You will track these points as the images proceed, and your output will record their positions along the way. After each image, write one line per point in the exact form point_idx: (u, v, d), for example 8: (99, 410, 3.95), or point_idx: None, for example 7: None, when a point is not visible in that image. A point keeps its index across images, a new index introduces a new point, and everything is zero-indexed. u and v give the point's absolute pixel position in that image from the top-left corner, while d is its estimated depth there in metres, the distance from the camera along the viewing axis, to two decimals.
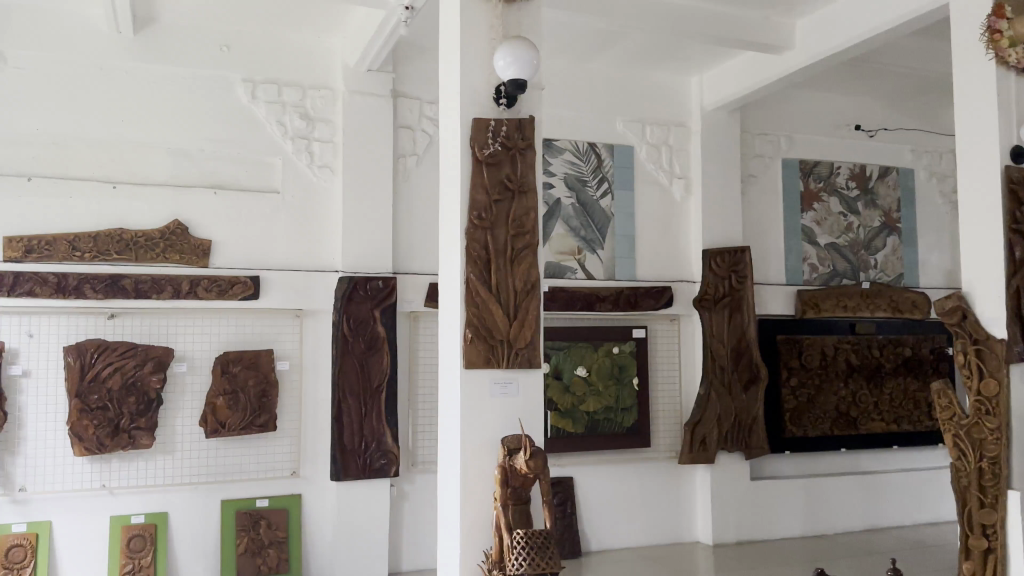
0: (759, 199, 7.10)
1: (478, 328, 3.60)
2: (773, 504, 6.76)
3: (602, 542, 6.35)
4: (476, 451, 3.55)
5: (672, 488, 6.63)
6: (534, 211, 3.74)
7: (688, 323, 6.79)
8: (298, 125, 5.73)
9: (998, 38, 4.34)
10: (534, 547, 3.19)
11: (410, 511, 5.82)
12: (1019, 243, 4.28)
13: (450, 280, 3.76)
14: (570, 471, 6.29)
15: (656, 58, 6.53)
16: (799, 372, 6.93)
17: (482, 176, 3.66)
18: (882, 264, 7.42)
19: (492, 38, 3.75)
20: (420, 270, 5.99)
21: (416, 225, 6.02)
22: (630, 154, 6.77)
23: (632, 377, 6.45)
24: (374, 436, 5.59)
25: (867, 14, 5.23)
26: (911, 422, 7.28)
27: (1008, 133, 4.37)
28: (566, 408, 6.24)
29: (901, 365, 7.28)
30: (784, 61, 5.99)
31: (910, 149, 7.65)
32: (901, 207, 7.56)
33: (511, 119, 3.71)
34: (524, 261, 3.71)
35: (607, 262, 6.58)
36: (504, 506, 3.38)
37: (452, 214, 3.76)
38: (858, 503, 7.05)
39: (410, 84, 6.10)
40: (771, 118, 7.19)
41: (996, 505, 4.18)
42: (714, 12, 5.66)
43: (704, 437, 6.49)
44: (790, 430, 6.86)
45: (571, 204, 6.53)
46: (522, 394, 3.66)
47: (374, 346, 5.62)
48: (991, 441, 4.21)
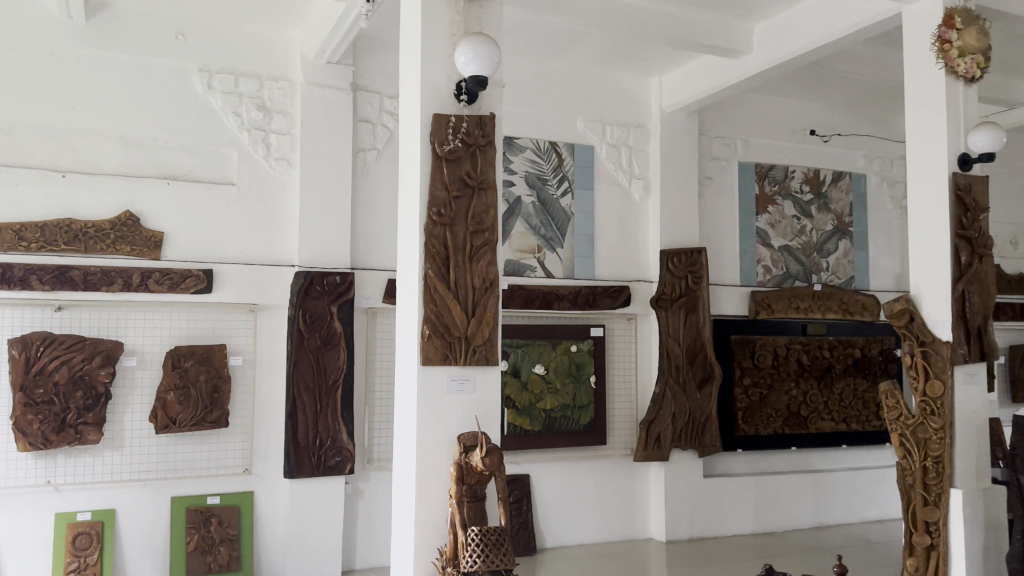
0: (716, 201, 7.20)
1: (435, 325, 3.58)
2: (725, 501, 6.86)
3: (556, 539, 6.37)
4: (432, 449, 3.54)
5: (627, 486, 6.69)
6: (494, 208, 3.74)
7: (646, 322, 6.84)
8: (255, 116, 5.63)
9: (947, 48, 4.46)
10: (488, 545, 3.18)
11: (364, 508, 5.78)
12: (964, 248, 4.41)
13: (407, 276, 3.73)
14: (527, 468, 6.29)
15: (618, 58, 6.57)
16: (752, 372, 7.05)
17: (442, 172, 3.64)
18: (834, 266, 7.58)
19: (453, 34, 3.74)
20: (379, 265, 5.95)
21: (375, 220, 5.97)
22: (591, 154, 6.80)
23: (589, 376, 6.50)
24: (329, 433, 5.54)
25: (823, 21, 5.33)
26: (860, 422, 7.45)
27: (955, 142, 4.50)
28: (523, 405, 6.25)
29: (851, 365, 7.44)
30: (742, 65, 6.08)
31: (862, 155, 7.83)
32: (853, 211, 7.73)
33: (471, 116, 3.71)
34: (483, 258, 3.70)
35: (566, 261, 6.60)
36: (459, 503, 3.37)
37: (411, 210, 3.73)
38: (808, 501, 7.19)
39: (371, 78, 6.06)
40: (729, 121, 7.29)
41: (939, 503, 4.30)
42: (676, 15, 5.71)
43: (658, 435, 6.58)
44: (742, 428, 6.97)
45: (532, 202, 6.54)
46: (478, 391, 3.66)
47: (330, 342, 5.56)
48: (935, 441, 4.32)
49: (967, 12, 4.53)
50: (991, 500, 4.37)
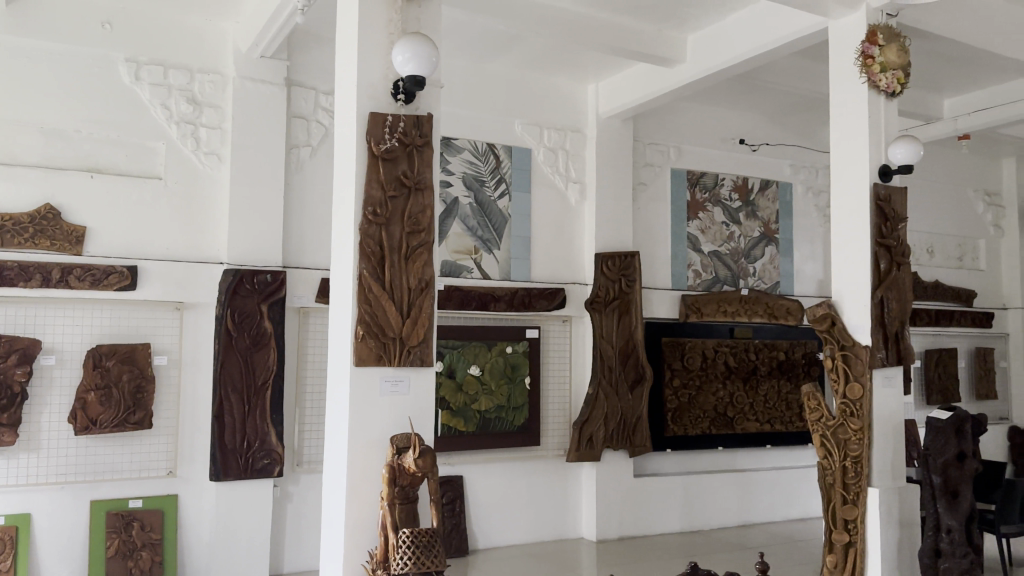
0: (650, 206, 7.32)
1: (369, 325, 3.55)
2: (654, 501, 6.98)
3: (489, 540, 6.37)
4: (363, 450, 3.50)
5: (559, 487, 6.74)
6: (430, 209, 3.72)
7: (580, 324, 6.91)
8: (184, 109, 5.48)
9: (871, 63, 4.64)
10: (419, 546, 3.17)
11: (293, 511, 5.68)
12: (883, 256, 4.59)
13: (341, 275, 3.68)
14: (460, 470, 6.28)
15: (556, 63, 6.62)
16: (682, 373, 7.20)
17: (378, 171, 3.61)
18: (760, 272, 7.79)
19: (391, 33, 3.71)
20: (311, 264, 5.85)
21: (308, 218, 5.88)
22: (528, 156, 6.83)
23: (523, 377, 6.54)
24: (257, 435, 5.43)
25: (754, 33, 5.48)
26: (783, 422, 7.68)
27: (876, 154, 4.67)
28: (458, 406, 6.24)
29: (776, 368, 7.67)
30: (676, 73, 6.19)
31: (789, 164, 8.07)
32: (779, 218, 7.96)
33: (408, 115, 3.68)
34: (418, 258, 3.68)
35: (502, 262, 6.62)
36: (391, 505, 3.34)
37: (345, 209, 3.69)
38: (733, 500, 7.37)
39: (306, 73, 5.96)
40: (664, 128, 7.41)
41: (857, 501, 4.46)
42: (612, 22, 5.78)
43: (591, 435, 6.65)
44: (671, 428, 7.11)
45: (469, 203, 6.53)
46: (412, 392, 3.63)
47: (260, 342, 5.45)
48: (854, 441, 4.48)
49: (889, 29, 4.75)
50: (906, 498, 4.55)
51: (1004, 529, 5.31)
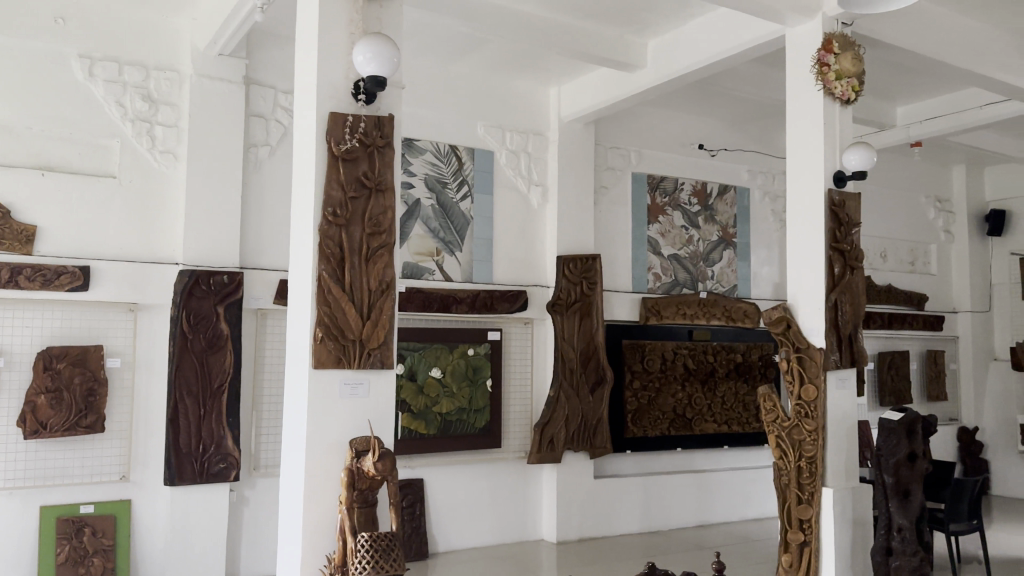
0: (611, 209, 7.37)
1: (328, 327, 3.51)
2: (614, 502, 7.02)
3: (449, 543, 6.35)
4: (321, 454, 3.47)
5: (520, 489, 6.74)
6: (391, 210, 3.69)
7: (542, 326, 6.93)
8: (139, 106, 5.38)
9: (826, 71, 4.75)
10: (378, 550, 3.14)
11: (249, 516, 5.58)
12: (837, 260, 4.68)
13: (299, 276, 3.64)
14: (420, 473, 6.25)
15: (518, 66, 6.63)
16: (642, 375, 7.26)
17: (338, 171, 3.57)
18: (718, 275, 7.89)
19: (352, 32, 3.68)
20: (270, 265, 5.77)
21: (266, 219, 5.80)
22: (490, 158, 6.83)
23: (485, 379, 6.53)
24: (213, 439, 5.35)
25: (713, 40, 5.55)
26: (740, 424, 7.79)
27: (831, 160, 4.76)
28: (419, 409, 6.21)
29: (733, 370, 7.77)
30: (637, 78, 6.25)
31: (747, 169, 8.19)
32: (737, 223, 8.07)
33: (369, 115, 3.65)
34: (379, 260, 3.66)
35: (464, 264, 6.61)
36: (350, 509, 3.31)
37: (304, 209, 3.64)
38: (692, 501, 7.45)
39: (265, 71, 5.88)
40: (625, 132, 7.47)
41: (812, 501, 4.54)
42: (574, 26, 5.81)
43: (552, 437, 6.66)
44: (632, 430, 7.16)
45: (431, 205, 6.51)
46: (371, 395, 3.61)
47: (216, 344, 5.37)
48: (809, 442, 4.56)
49: (845, 37, 4.84)
50: (859, 498, 4.63)
51: (953, 527, 5.43)
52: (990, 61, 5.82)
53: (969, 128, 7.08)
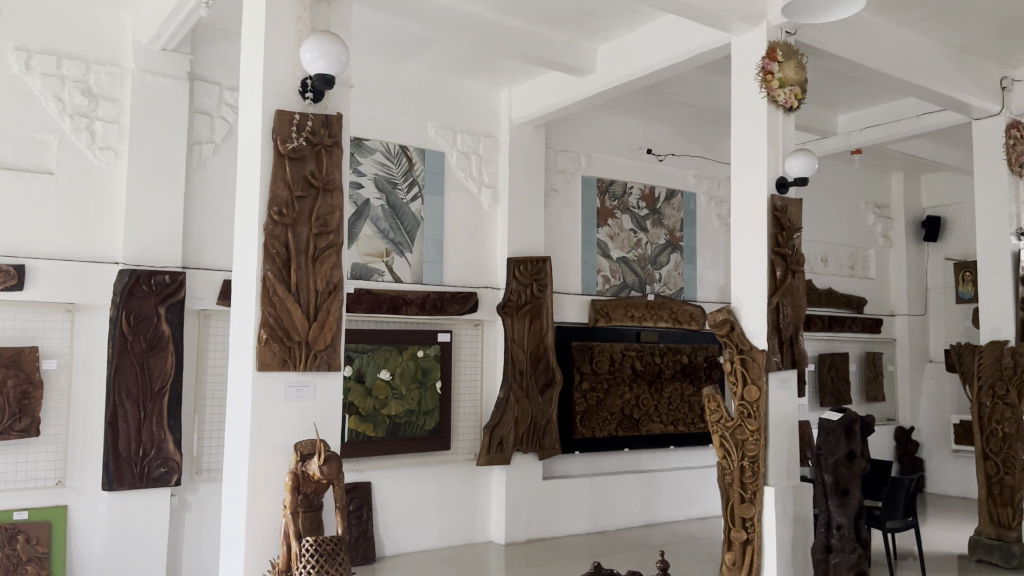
0: (561, 212, 7.42)
1: (273, 329, 3.46)
2: (562, 503, 7.06)
3: (397, 546, 6.29)
4: (264, 458, 3.41)
5: (469, 491, 6.73)
6: (339, 211, 3.66)
7: (491, 328, 6.94)
8: (78, 101, 5.24)
9: (770, 79, 4.83)
10: (322, 554, 3.10)
11: (191, 521, 5.46)
12: (779, 263, 4.78)
13: (244, 277, 3.58)
14: (368, 476, 6.18)
15: (469, 68, 6.63)
16: (590, 377, 7.31)
17: (284, 170, 3.52)
18: (665, 278, 8.01)
19: (300, 30, 3.64)
20: (214, 265, 5.67)
21: (210, 218, 5.69)
22: (441, 159, 6.81)
23: (434, 381, 6.52)
24: (153, 443, 5.23)
25: (661, 46, 5.64)
26: (686, 424, 7.93)
27: (774, 166, 4.87)
28: (367, 412, 6.16)
29: (679, 371, 7.89)
30: (586, 82, 6.30)
31: (694, 175, 8.33)
32: (684, 227, 8.20)
33: (316, 114, 3.61)
34: (326, 261, 3.62)
35: (414, 265, 6.58)
36: (294, 513, 3.27)
37: (249, 209, 3.58)
38: (639, 502, 7.54)
39: (210, 68, 5.78)
40: (575, 135, 7.53)
41: (754, 499, 4.64)
42: (524, 30, 5.84)
43: (501, 438, 6.67)
44: (580, 431, 7.22)
45: (380, 205, 6.45)
46: (317, 397, 3.57)
47: (157, 345, 5.25)
48: (751, 442, 4.66)
49: (788, 46, 4.97)
50: (799, 497, 4.74)
51: (889, 524, 5.59)
52: (925, 72, 6.01)
53: (905, 137, 7.32)
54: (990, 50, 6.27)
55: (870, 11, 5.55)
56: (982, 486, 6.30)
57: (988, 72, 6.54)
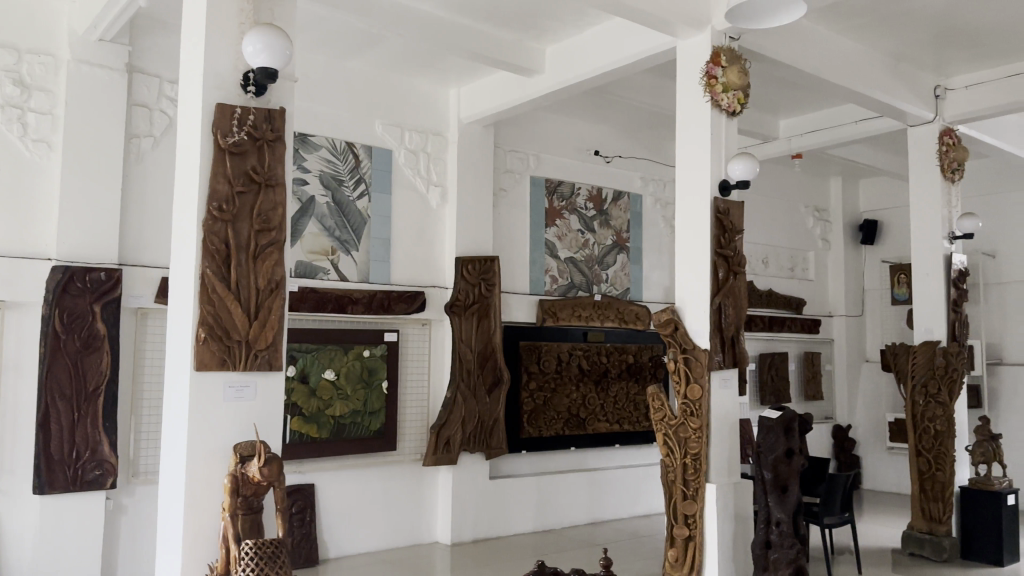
0: (509, 212, 7.43)
1: (212, 327, 3.39)
2: (509, 502, 7.07)
3: (341, 548, 6.21)
4: (203, 459, 3.34)
5: (415, 491, 6.69)
6: (281, 207, 3.60)
7: (438, 328, 6.91)
8: (10, 91, 5.06)
9: (713, 83, 4.93)
10: (263, 557, 3.06)
11: (128, 525, 5.32)
12: (721, 265, 4.88)
13: (182, 273, 3.50)
14: (311, 478, 6.08)
15: (417, 65, 6.59)
16: (538, 376, 7.34)
17: (224, 165, 3.45)
18: (612, 279, 8.09)
19: (242, 23, 3.57)
20: (152, 262, 5.53)
21: (149, 214, 5.55)
22: (388, 157, 6.76)
23: (380, 381, 6.47)
24: (88, 445, 5.07)
25: (608, 49, 5.69)
26: (631, 423, 8.03)
27: (717, 169, 4.95)
28: (311, 412, 6.07)
29: (625, 370, 7.98)
30: (534, 83, 6.33)
31: (640, 177, 8.43)
32: (630, 228, 8.29)
33: (259, 108, 3.55)
34: (268, 258, 3.55)
35: (361, 263, 6.51)
36: (233, 515, 3.21)
37: (187, 204, 3.50)
38: (584, 500, 7.59)
39: (149, 60, 5.64)
40: (523, 136, 7.54)
41: (696, 497, 4.71)
42: (473, 28, 5.83)
43: (448, 438, 6.65)
44: (527, 430, 7.24)
45: (326, 202, 6.37)
46: (257, 398, 3.50)
47: (92, 345, 5.09)
48: (694, 439, 4.73)
49: (732, 51, 5.06)
50: (740, 493, 4.84)
51: (827, 520, 5.72)
52: (863, 79, 6.18)
53: (844, 142, 7.52)
54: (924, 59, 6.48)
55: (810, 18, 5.69)
56: (915, 482, 6.50)
57: (923, 81, 6.76)
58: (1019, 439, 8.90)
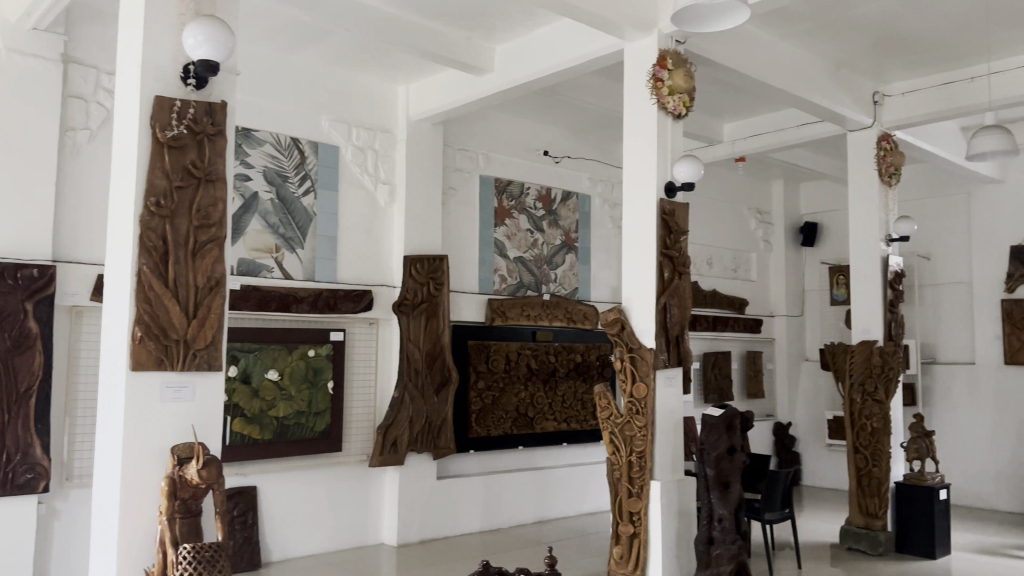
0: (458, 211, 7.40)
1: (148, 326, 3.30)
2: (457, 503, 7.05)
3: (284, 551, 6.11)
4: (139, 462, 3.25)
5: (361, 492, 6.63)
6: (222, 202, 3.51)
7: (386, 327, 6.86)
8: None
9: (660, 86, 4.99)
10: (201, 561, 2.99)
11: (60, 530, 5.15)
12: (667, 265, 4.94)
13: (117, 269, 3.40)
14: (253, 480, 5.97)
15: (366, 62, 6.54)
16: (486, 375, 7.33)
17: (162, 158, 3.36)
18: (561, 279, 8.13)
19: (182, 14, 3.49)
20: (87, 259, 5.37)
21: (84, 209, 5.39)
22: (335, 154, 6.68)
23: (326, 381, 6.40)
24: (18, 448, 4.89)
25: (556, 50, 5.73)
26: (579, 421, 8.10)
27: (663, 171, 5.01)
28: (253, 413, 5.96)
29: (573, 369, 8.03)
30: (484, 82, 6.33)
31: (588, 177, 8.49)
32: (578, 228, 8.35)
33: (199, 102, 3.47)
34: (208, 255, 3.46)
35: (306, 261, 6.42)
36: (171, 519, 3.14)
37: (123, 198, 3.40)
38: (532, 499, 7.62)
39: (86, 50, 5.47)
40: (473, 135, 7.53)
41: (641, 494, 4.77)
42: (422, 25, 5.80)
43: (395, 439, 6.60)
44: (475, 430, 7.23)
45: (270, 199, 6.26)
46: (197, 399, 3.42)
47: (23, 344, 4.93)
48: (640, 437, 4.79)
49: (678, 54, 5.12)
50: (683, 491, 4.91)
51: (767, 516, 5.84)
52: (805, 85, 6.32)
53: (786, 145, 7.69)
54: (863, 66, 6.67)
55: (754, 23, 5.80)
56: (852, 477, 6.67)
57: (862, 87, 6.95)
58: (952, 436, 9.22)
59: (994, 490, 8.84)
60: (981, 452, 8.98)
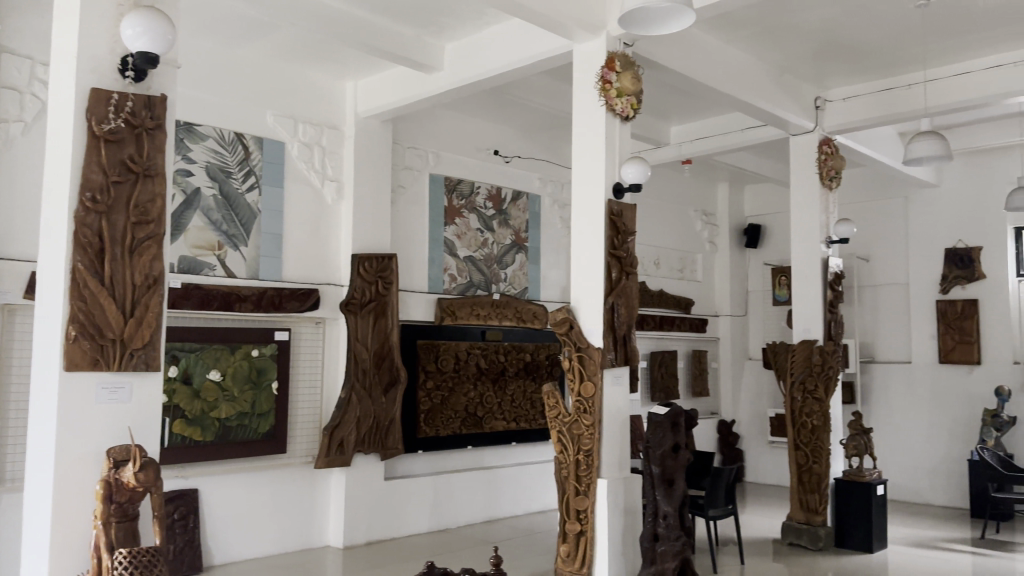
0: (407, 210, 7.36)
1: (83, 325, 3.21)
2: (404, 503, 7.01)
3: (227, 555, 5.99)
4: (72, 465, 3.15)
5: (306, 493, 6.54)
6: (161, 198, 3.42)
7: (333, 326, 6.79)
8: None
9: (608, 88, 5.03)
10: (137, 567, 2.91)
11: None
12: (614, 266, 4.99)
13: (50, 266, 3.29)
14: (195, 482, 5.84)
15: (313, 57, 6.45)
16: (435, 375, 7.31)
17: (99, 153, 3.27)
18: (510, 278, 8.14)
19: (120, 4, 3.39)
20: (20, 255, 5.19)
21: (17, 204, 5.20)
22: (280, 150, 6.58)
23: (270, 381, 6.30)
24: None
25: (506, 50, 5.73)
26: (528, 421, 8.12)
27: (611, 172, 5.06)
28: (194, 415, 5.83)
29: (522, 369, 8.05)
30: (433, 80, 6.30)
31: (538, 177, 8.52)
32: (528, 227, 8.37)
33: (138, 94, 3.38)
34: (146, 252, 3.37)
35: (250, 259, 6.30)
36: (106, 524, 3.05)
37: (57, 193, 3.29)
38: (480, 498, 7.61)
39: (19, 40, 5.29)
40: (422, 133, 7.49)
41: (588, 492, 4.81)
42: (371, 22, 5.75)
43: (342, 439, 6.53)
44: (423, 430, 7.20)
45: (213, 195, 6.13)
46: (133, 399, 3.33)
47: None
48: (587, 436, 4.83)
49: (626, 57, 5.16)
50: (629, 489, 4.96)
51: (711, 513, 5.93)
52: (750, 89, 6.45)
53: (731, 148, 7.83)
54: (806, 71, 6.83)
55: (700, 28, 5.89)
56: (794, 474, 6.82)
57: (804, 92, 7.11)
58: (889, 432, 9.51)
59: (928, 485, 9.14)
60: (917, 448, 9.28)
